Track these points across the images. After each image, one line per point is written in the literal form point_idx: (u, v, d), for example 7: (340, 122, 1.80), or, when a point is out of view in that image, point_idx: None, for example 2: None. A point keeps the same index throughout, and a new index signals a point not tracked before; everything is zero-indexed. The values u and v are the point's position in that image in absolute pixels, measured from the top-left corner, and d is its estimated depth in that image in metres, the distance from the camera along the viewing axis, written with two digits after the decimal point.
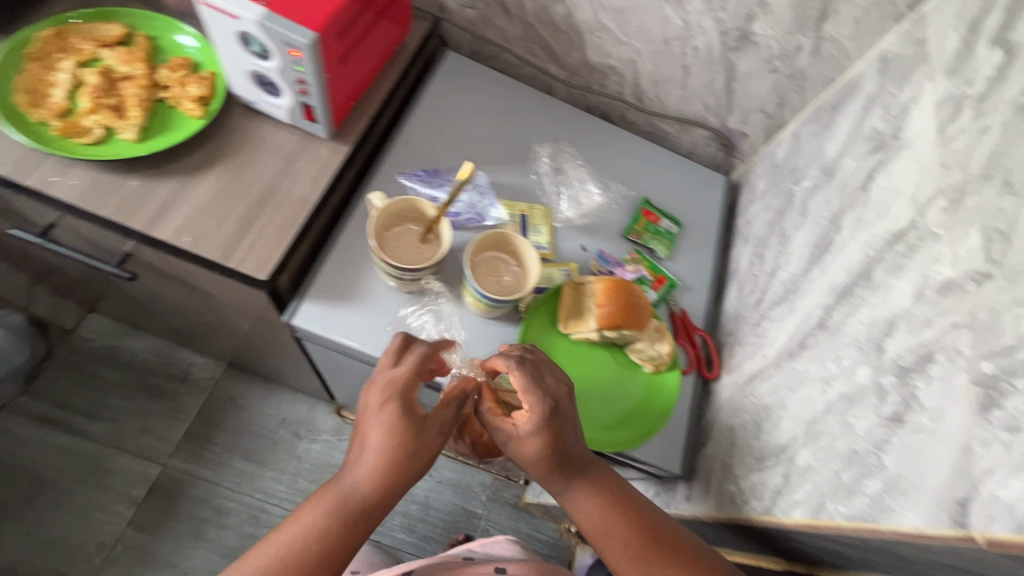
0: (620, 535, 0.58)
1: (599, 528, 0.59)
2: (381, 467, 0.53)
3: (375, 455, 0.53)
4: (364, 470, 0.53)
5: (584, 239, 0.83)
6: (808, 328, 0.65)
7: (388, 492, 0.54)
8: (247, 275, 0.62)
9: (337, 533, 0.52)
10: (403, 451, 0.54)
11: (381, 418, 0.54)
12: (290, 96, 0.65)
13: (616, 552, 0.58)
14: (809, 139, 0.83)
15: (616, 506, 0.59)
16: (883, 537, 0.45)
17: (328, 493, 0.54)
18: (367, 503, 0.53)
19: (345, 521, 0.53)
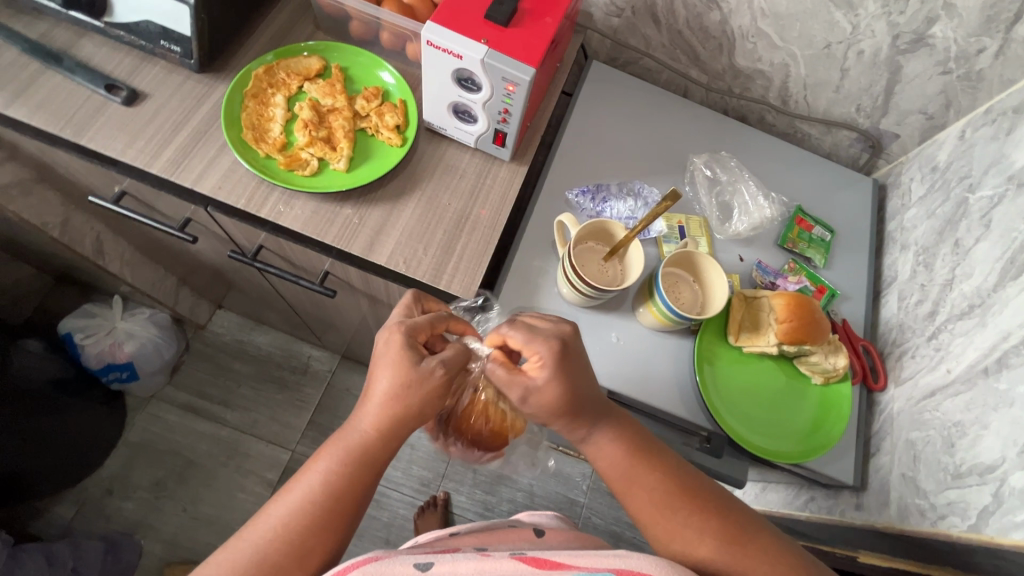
0: (640, 478, 0.57)
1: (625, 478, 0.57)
2: (386, 408, 0.55)
3: (384, 394, 0.55)
4: (366, 412, 0.56)
5: (741, 250, 0.84)
6: (1006, 345, 0.64)
7: (392, 434, 0.56)
8: (454, 295, 0.67)
9: (349, 476, 0.54)
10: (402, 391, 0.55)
11: (387, 363, 0.56)
12: (487, 124, 0.68)
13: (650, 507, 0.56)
14: (982, 143, 0.80)
15: (637, 454, 0.58)
16: None
17: (335, 441, 0.56)
18: (376, 442, 0.55)
19: (355, 460, 0.54)
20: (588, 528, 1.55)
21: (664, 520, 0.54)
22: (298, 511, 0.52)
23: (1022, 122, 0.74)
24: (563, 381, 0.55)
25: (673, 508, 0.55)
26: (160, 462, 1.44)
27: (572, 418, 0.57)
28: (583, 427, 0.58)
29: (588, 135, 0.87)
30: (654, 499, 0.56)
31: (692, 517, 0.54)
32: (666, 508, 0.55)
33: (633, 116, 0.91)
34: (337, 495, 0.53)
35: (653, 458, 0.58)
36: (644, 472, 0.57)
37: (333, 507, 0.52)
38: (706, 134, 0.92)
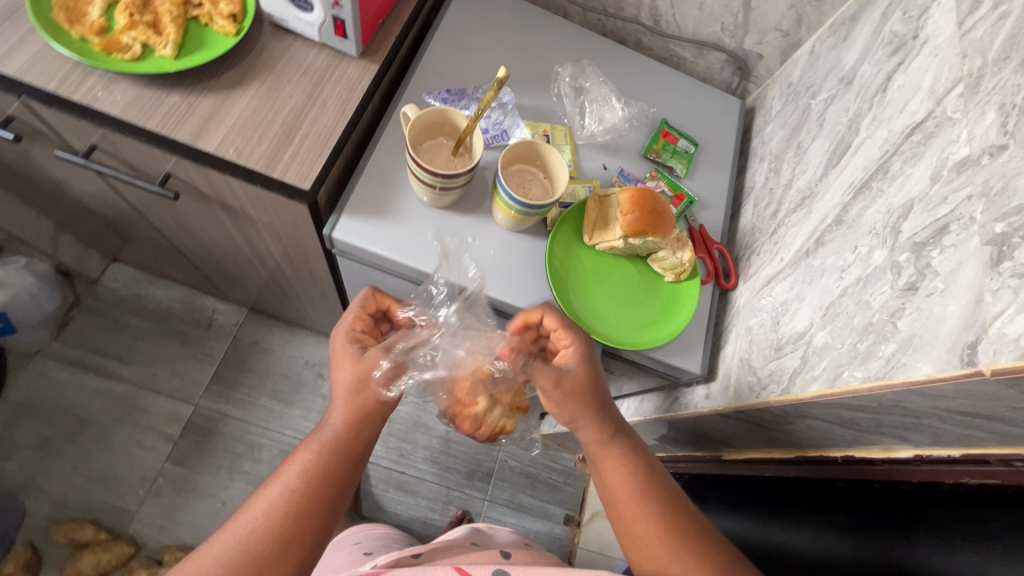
0: (637, 494, 0.59)
1: (625, 486, 0.60)
2: (351, 397, 0.61)
3: (348, 389, 0.61)
4: (339, 401, 0.61)
5: (605, 158, 0.86)
6: (824, 226, 0.68)
7: (362, 420, 0.61)
8: (291, 185, 0.65)
9: (323, 475, 0.57)
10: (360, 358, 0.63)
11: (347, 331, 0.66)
12: (323, 9, 0.66)
13: (634, 519, 0.58)
14: (826, 54, 0.84)
15: (649, 484, 0.60)
16: (898, 390, 0.50)
17: (308, 442, 0.59)
18: (351, 428, 0.60)
19: (327, 460, 0.57)
20: (505, 470, 1.59)
21: (645, 533, 0.57)
22: (272, 515, 0.53)
23: (855, 29, 0.79)
24: (583, 366, 0.64)
25: (656, 528, 0.57)
26: (47, 420, 1.36)
27: (592, 417, 0.63)
28: (608, 428, 0.63)
29: (456, 43, 0.86)
30: (640, 512, 0.58)
31: (674, 544, 0.56)
32: (652, 526, 0.57)
33: (506, 28, 0.90)
34: (314, 493, 0.56)
35: (658, 482, 0.61)
36: (643, 497, 0.59)
37: (309, 506, 0.55)
38: (577, 51, 0.93)
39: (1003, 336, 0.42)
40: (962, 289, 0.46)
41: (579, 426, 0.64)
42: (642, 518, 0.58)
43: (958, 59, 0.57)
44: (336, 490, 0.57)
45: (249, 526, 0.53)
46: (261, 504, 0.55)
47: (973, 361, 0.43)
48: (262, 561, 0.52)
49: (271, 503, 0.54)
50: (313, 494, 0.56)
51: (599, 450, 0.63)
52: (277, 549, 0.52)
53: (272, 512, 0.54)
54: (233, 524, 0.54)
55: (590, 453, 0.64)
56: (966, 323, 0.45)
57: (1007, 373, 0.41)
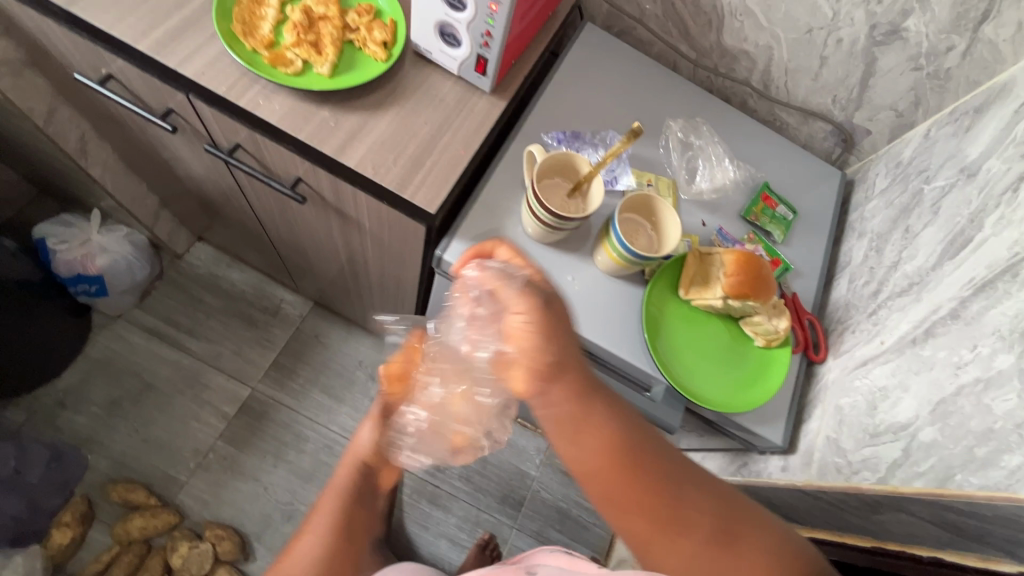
0: (627, 452, 0.49)
1: (612, 446, 0.49)
2: (355, 461, 0.65)
3: None
4: (345, 465, 0.65)
5: (705, 215, 0.87)
6: (936, 317, 0.67)
7: (365, 480, 0.64)
8: (418, 207, 0.69)
9: (340, 542, 0.61)
10: (376, 446, 0.64)
11: (366, 433, 0.65)
12: (470, 48, 0.70)
13: (630, 483, 0.49)
14: (944, 141, 0.84)
15: (637, 446, 0.49)
16: (1019, 505, 0.48)
17: (325, 497, 0.63)
18: (353, 496, 0.63)
19: (345, 514, 0.62)
20: (536, 500, 1.59)
21: (645, 520, 0.49)
22: (315, 561, 0.59)
23: (982, 120, 0.78)
24: (534, 311, 0.48)
25: (658, 503, 0.49)
26: (118, 381, 1.44)
27: (555, 367, 0.48)
28: (565, 375, 0.49)
29: (574, 88, 0.90)
30: (635, 491, 0.49)
31: (679, 523, 0.49)
32: (655, 502, 0.49)
33: (620, 79, 0.94)
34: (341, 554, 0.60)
35: (645, 438, 0.50)
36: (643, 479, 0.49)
37: (352, 543, 0.62)
38: (684, 108, 0.96)
39: None
40: None
41: (539, 377, 0.48)
42: (640, 500, 0.49)
43: None
44: (360, 540, 0.63)
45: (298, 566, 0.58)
46: (302, 546, 0.60)
47: None
48: None
49: (314, 544, 0.60)
50: (338, 556, 0.60)
51: (577, 430, 0.49)
52: None
53: (319, 542, 0.60)
54: None
55: (576, 434, 0.49)
56: None
57: None
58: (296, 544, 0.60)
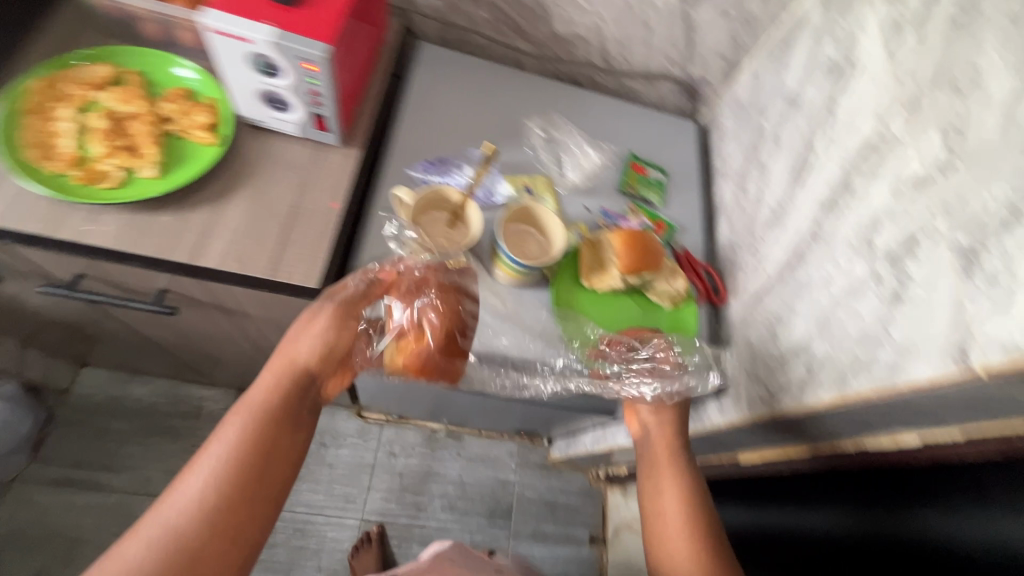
0: (685, 518, 0.61)
1: (673, 508, 0.62)
2: (291, 374, 0.56)
3: (258, 399, 0.53)
4: (271, 376, 0.55)
5: (586, 200, 0.90)
6: (802, 240, 0.74)
7: (300, 391, 0.55)
8: (299, 285, 0.66)
9: (252, 463, 0.49)
10: (321, 350, 0.58)
11: (306, 340, 0.58)
12: (302, 109, 0.67)
13: (673, 534, 0.60)
14: (768, 76, 0.92)
15: (700, 516, 0.61)
16: (903, 393, 0.55)
17: (236, 415, 0.51)
18: (269, 420, 0.51)
19: (255, 442, 0.50)
20: (523, 502, 1.61)
21: (675, 526, 0.60)
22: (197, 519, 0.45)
23: (791, 52, 0.86)
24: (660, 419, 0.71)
25: (688, 547, 0.58)
26: (38, 549, 1.28)
27: (674, 457, 0.67)
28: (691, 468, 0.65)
29: (428, 112, 0.88)
30: (666, 494, 0.63)
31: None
32: (694, 548, 0.58)
33: (471, 90, 0.93)
34: (247, 485, 0.48)
35: (714, 521, 0.61)
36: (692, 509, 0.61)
37: (248, 476, 0.48)
38: (540, 100, 0.96)
39: (990, 339, 0.47)
40: (944, 297, 0.52)
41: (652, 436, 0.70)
42: (679, 517, 0.61)
43: (894, 84, 0.64)
44: (275, 464, 0.50)
45: (178, 508, 0.45)
46: (181, 489, 0.46)
47: (966, 361, 0.49)
48: None
49: (200, 482, 0.46)
50: (243, 478, 0.48)
51: (658, 467, 0.66)
52: None
53: (209, 492, 0.46)
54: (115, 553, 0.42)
55: (648, 462, 0.68)
56: (953, 327, 0.50)
57: (1000, 372, 0.46)
58: (177, 484, 0.47)
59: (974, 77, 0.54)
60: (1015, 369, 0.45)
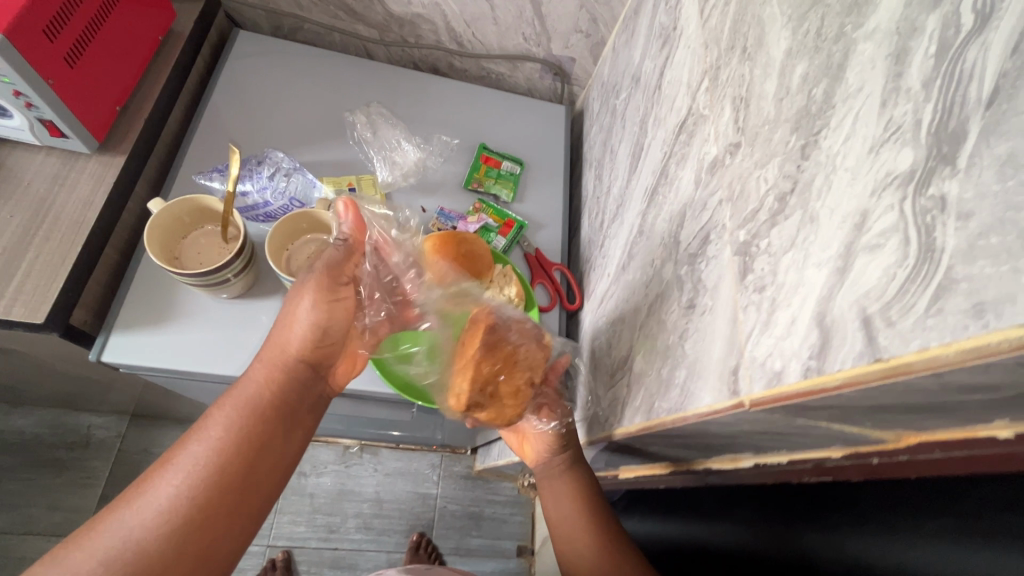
0: (574, 517, 0.64)
1: (566, 514, 0.65)
2: (286, 364, 0.53)
3: (292, 341, 0.53)
4: (268, 367, 0.52)
5: (422, 200, 0.80)
6: (633, 237, 0.64)
7: (300, 379, 0.53)
8: (22, 322, 0.56)
9: (272, 424, 0.49)
10: (314, 332, 0.54)
11: (301, 318, 0.53)
12: (20, 114, 0.57)
13: (572, 538, 0.63)
14: (623, 50, 0.82)
15: (585, 513, 0.64)
16: (692, 422, 0.45)
17: (228, 407, 0.49)
18: (267, 406, 0.50)
19: (250, 433, 0.48)
20: (445, 516, 1.53)
21: (580, 534, 0.63)
22: (214, 468, 0.45)
23: (638, 22, 0.76)
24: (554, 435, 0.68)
25: (584, 543, 0.62)
26: None
27: (565, 466, 0.67)
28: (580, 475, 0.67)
29: (235, 109, 0.79)
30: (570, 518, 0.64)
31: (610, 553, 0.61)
32: (584, 538, 0.62)
33: (293, 83, 0.84)
34: (248, 468, 0.47)
35: (599, 508, 0.65)
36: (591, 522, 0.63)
37: (240, 467, 0.46)
38: (375, 91, 0.87)
39: (753, 362, 0.38)
40: (724, 307, 0.43)
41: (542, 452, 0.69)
42: (579, 525, 0.63)
43: (703, 50, 0.54)
44: (273, 451, 0.49)
45: (159, 510, 0.42)
46: (194, 447, 0.46)
47: (737, 391, 0.39)
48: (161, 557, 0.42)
49: (189, 470, 0.44)
50: (256, 434, 0.48)
51: (552, 482, 0.67)
52: (179, 545, 0.42)
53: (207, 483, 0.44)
54: (137, 504, 0.43)
55: (546, 476, 0.69)
56: (728, 347, 0.41)
57: (761, 404, 0.36)
58: (161, 480, 0.44)
59: (760, 35, 0.44)
60: (772, 402, 0.36)
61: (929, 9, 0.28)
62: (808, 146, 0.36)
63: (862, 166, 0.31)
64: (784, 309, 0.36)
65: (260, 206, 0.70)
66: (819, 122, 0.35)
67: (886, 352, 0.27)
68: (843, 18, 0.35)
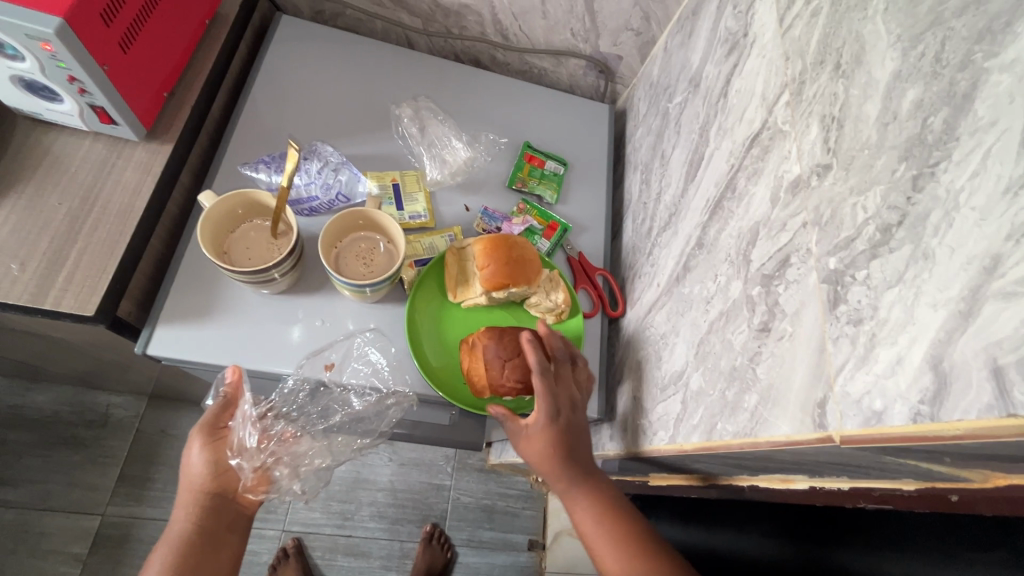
0: (594, 523, 0.57)
1: (586, 523, 0.57)
2: (191, 497, 0.56)
3: (195, 475, 0.57)
4: (181, 505, 0.56)
5: (465, 199, 0.79)
6: (689, 249, 0.63)
7: (212, 517, 0.56)
8: (72, 314, 0.56)
9: (193, 554, 0.54)
10: (214, 467, 0.57)
11: (193, 455, 0.57)
12: (71, 100, 0.56)
13: (598, 546, 0.56)
14: (677, 51, 0.79)
15: (602, 511, 0.57)
16: (764, 450, 0.44)
17: (155, 553, 0.53)
18: (188, 541, 0.54)
19: (170, 567, 0.52)
20: (459, 508, 1.53)
21: (603, 546, 0.55)
22: None
23: (698, 23, 0.74)
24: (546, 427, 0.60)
25: (606, 547, 0.55)
26: None
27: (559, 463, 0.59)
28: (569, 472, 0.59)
29: (278, 97, 0.77)
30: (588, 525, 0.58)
31: (633, 553, 0.54)
32: (610, 546, 0.55)
33: (335, 71, 0.82)
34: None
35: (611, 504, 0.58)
36: (608, 521, 0.57)
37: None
38: (418, 83, 0.85)
39: (846, 397, 0.37)
40: (808, 335, 0.42)
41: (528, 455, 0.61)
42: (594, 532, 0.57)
43: (783, 62, 0.52)
44: (201, 573, 0.53)
45: None
46: None
47: (823, 424, 0.38)
48: None
49: None
50: (189, 561, 0.53)
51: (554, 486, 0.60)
52: None
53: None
54: None
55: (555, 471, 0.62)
56: (814, 377, 0.40)
57: (855, 441, 0.36)
58: None
59: (857, 53, 0.42)
60: (868, 442, 0.35)
61: None
62: (921, 178, 0.34)
63: (993, 209, 0.30)
64: (886, 346, 0.35)
65: (305, 199, 0.69)
66: (937, 153, 0.34)
67: (1022, 409, 0.26)
68: (971, 44, 0.33)
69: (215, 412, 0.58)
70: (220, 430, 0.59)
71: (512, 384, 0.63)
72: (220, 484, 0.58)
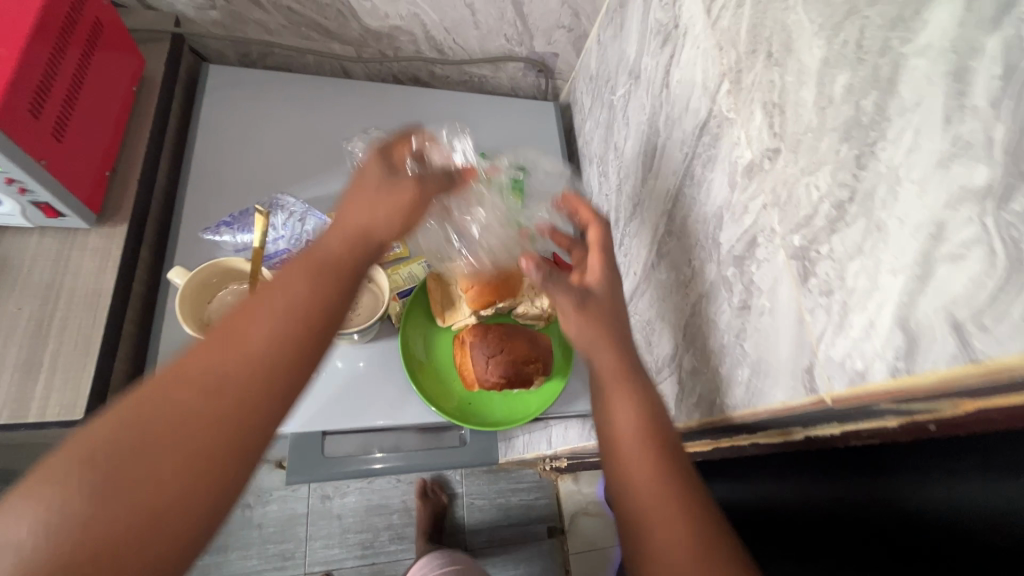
0: (641, 428, 0.48)
1: (630, 429, 0.48)
2: (320, 270, 0.44)
3: (320, 253, 0.45)
4: (297, 268, 0.44)
5: None
6: (659, 237, 0.66)
7: (341, 291, 0.43)
8: (60, 419, 0.54)
9: (309, 331, 0.41)
10: (356, 242, 0.47)
11: (348, 212, 0.49)
12: (12, 201, 0.53)
13: (627, 441, 0.48)
14: (611, 43, 0.81)
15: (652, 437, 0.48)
16: (764, 417, 0.48)
17: (296, 263, 0.44)
18: (317, 322, 0.42)
19: (292, 323, 0.40)
20: (474, 512, 1.56)
21: (642, 473, 0.46)
22: (265, 363, 0.39)
23: (627, 14, 0.76)
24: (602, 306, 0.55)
25: (636, 457, 0.47)
26: None
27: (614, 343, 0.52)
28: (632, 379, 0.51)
29: (223, 154, 0.75)
30: (654, 529, 0.44)
31: (663, 465, 0.46)
32: (639, 461, 0.46)
33: (276, 111, 0.80)
34: (120, 450, 0.34)
35: (661, 437, 0.48)
36: (654, 456, 0.47)
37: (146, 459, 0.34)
38: (363, 110, 0.84)
39: (830, 362, 0.41)
40: (786, 309, 0.45)
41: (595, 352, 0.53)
42: (633, 436, 0.48)
43: (718, 51, 0.55)
44: (304, 354, 0.40)
45: (199, 407, 0.36)
46: (254, 320, 0.40)
47: (814, 389, 0.42)
48: (146, 440, 0.34)
49: (266, 341, 0.39)
50: (296, 343, 0.40)
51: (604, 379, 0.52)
52: (189, 463, 0.35)
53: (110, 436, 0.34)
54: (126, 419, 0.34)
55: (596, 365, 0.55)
56: (797, 347, 0.44)
57: (844, 401, 0.39)
58: (200, 356, 0.38)
59: (786, 41, 0.46)
60: (857, 400, 0.39)
61: (989, 30, 0.30)
62: (864, 156, 0.38)
63: (929, 180, 0.33)
64: (858, 313, 0.38)
65: (276, 254, 0.68)
66: (873, 133, 0.37)
67: (983, 355, 0.30)
68: (887, 31, 0.36)
69: (403, 203, 0.51)
70: (428, 194, 0.53)
71: (496, 379, 0.63)
72: (332, 266, 0.45)
